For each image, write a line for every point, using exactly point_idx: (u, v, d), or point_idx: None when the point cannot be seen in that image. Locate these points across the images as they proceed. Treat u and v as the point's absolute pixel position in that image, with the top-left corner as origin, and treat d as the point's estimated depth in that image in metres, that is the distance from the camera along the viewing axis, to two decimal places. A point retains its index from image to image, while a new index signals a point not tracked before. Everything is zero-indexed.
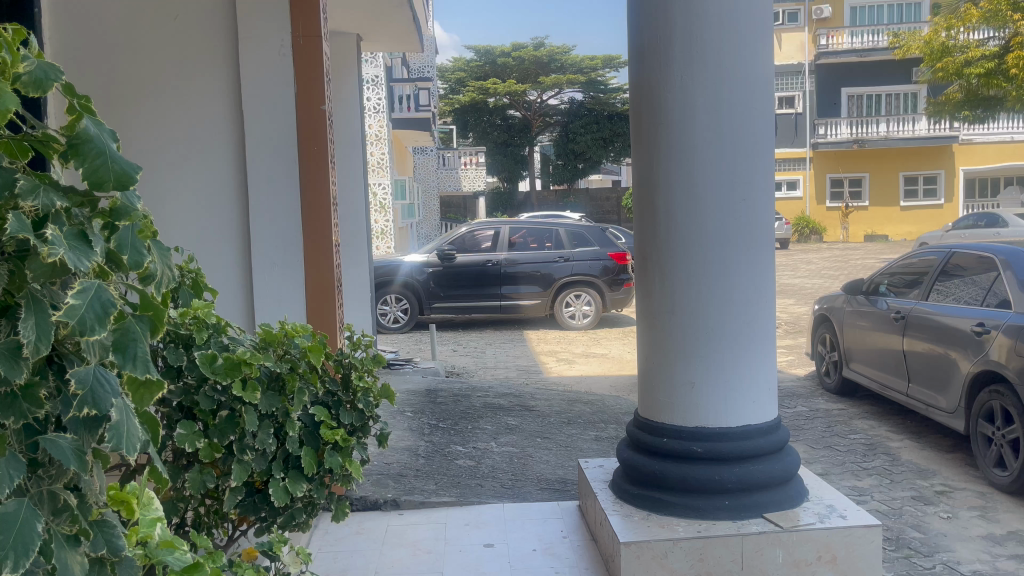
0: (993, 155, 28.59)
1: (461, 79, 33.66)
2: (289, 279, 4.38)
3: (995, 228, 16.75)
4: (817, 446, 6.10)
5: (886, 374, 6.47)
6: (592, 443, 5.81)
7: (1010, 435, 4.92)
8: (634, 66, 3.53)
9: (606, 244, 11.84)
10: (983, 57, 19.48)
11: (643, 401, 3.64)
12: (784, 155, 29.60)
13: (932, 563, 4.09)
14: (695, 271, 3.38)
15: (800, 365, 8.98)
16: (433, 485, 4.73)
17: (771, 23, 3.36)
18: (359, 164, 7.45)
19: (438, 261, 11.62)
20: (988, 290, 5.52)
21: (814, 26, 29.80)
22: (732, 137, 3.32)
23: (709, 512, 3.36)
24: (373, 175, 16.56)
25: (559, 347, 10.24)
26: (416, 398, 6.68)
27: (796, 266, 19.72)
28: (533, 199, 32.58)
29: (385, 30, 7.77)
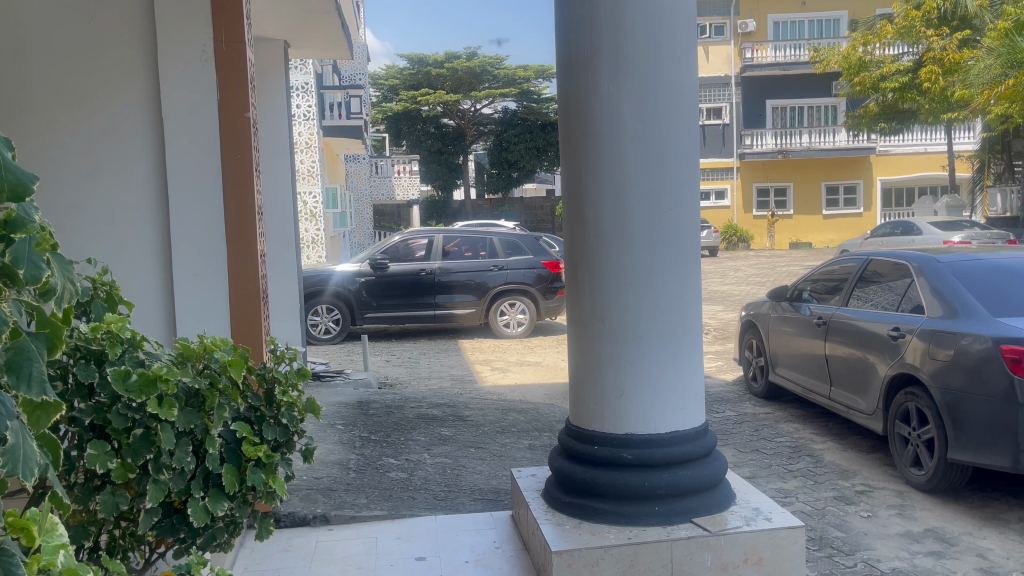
0: (907, 166, 30.02)
1: (394, 86, 33.48)
2: (213, 291, 4.26)
3: (910, 236, 17.51)
4: (745, 450, 6.23)
5: (810, 378, 6.66)
6: (525, 452, 5.83)
7: (925, 435, 5.13)
8: (562, 77, 3.56)
9: (539, 253, 11.91)
10: (898, 71, 20.74)
11: (574, 410, 3.65)
12: (712, 165, 30.37)
13: (853, 562, 4.22)
14: (622, 280, 3.41)
15: (730, 371, 9.19)
16: (365, 498, 4.65)
17: (695, 33, 3.43)
18: (288, 172, 7.29)
19: (371, 270, 11.49)
20: (903, 295, 5.74)
21: (739, 39, 30.48)
22: (657, 146, 3.37)
23: (639, 519, 3.40)
24: (304, 184, 16.20)
25: (493, 356, 10.23)
26: (347, 410, 6.56)
27: (724, 274, 20.17)
28: (467, 208, 32.62)
29: (313, 37, 7.68)
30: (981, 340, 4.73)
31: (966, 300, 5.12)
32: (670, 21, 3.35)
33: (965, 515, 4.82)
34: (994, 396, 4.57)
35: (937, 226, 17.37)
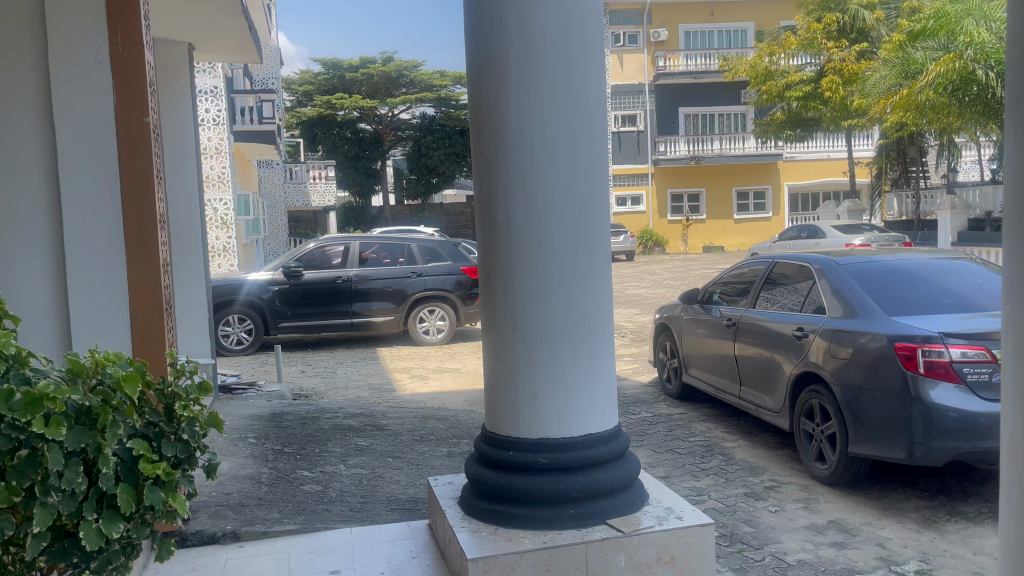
0: (812, 171, 31.39)
1: (309, 92, 33.01)
2: (112, 303, 4.09)
3: (815, 239, 18.25)
4: (660, 450, 6.36)
5: (721, 378, 6.85)
6: (443, 459, 5.80)
7: (828, 431, 5.35)
8: (473, 83, 3.55)
9: (458, 259, 11.90)
10: (802, 81, 21.72)
11: (489, 415, 3.65)
12: (628, 172, 31.01)
13: (762, 556, 4.35)
14: (535, 286, 3.43)
15: (645, 373, 9.37)
16: (277, 512, 4.53)
17: (604, 41, 3.48)
18: (195, 179, 7.07)
19: (284, 279, 11.24)
20: (806, 296, 5.97)
21: (652, 48, 31.01)
22: (567, 154, 3.40)
23: (554, 523, 3.41)
24: (213, 190, 15.77)
25: (412, 363, 10.15)
26: (260, 423, 6.38)
27: (641, 278, 20.56)
28: (385, 214, 32.31)
29: (219, 38, 7.46)
30: (877, 339, 4.96)
31: (863, 300, 5.37)
32: (579, 28, 3.39)
33: (866, 506, 5.04)
34: (889, 391, 4.81)
35: (840, 229, 18.17)
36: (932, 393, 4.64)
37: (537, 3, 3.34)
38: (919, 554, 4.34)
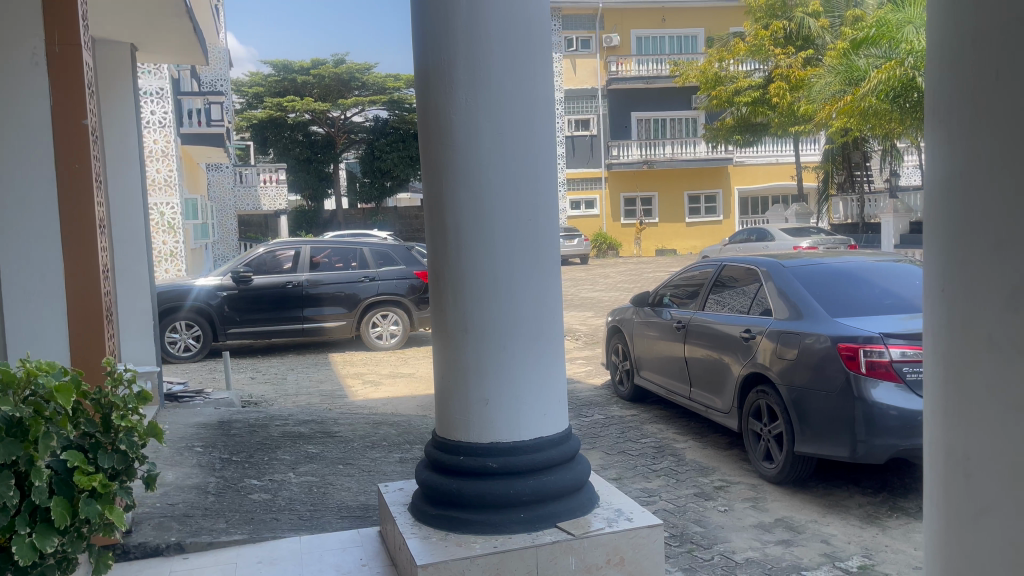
0: (761, 176, 32.04)
1: (259, 94, 32.59)
2: (49, 310, 3.98)
3: (764, 242, 18.60)
4: (612, 452, 6.40)
5: (671, 380, 6.93)
6: (395, 465, 5.75)
7: (775, 430, 5.44)
8: (421, 88, 3.53)
9: (411, 263, 11.83)
10: (750, 87, 22.20)
11: (440, 421, 3.63)
12: (582, 175, 31.22)
13: (711, 555, 4.41)
14: (485, 290, 3.42)
15: (598, 375, 9.43)
16: (224, 523, 4.45)
17: (550, 45, 3.48)
18: (138, 183, 6.92)
19: (233, 284, 11.07)
20: (753, 298, 6.07)
21: (604, 52, 31.24)
22: (516, 159, 3.40)
23: (505, 527, 3.39)
24: (159, 194, 15.45)
25: (365, 369, 10.06)
26: (208, 431, 6.25)
27: (595, 281, 20.70)
28: (338, 218, 32.00)
29: (163, 39, 7.30)
30: (821, 339, 5.07)
31: (808, 301, 5.48)
32: (526, 33, 3.39)
33: (812, 504, 5.14)
34: (833, 391, 4.91)
35: (788, 232, 18.54)
36: (874, 393, 4.76)
37: (484, 9, 3.33)
38: (862, 550, 4.44)
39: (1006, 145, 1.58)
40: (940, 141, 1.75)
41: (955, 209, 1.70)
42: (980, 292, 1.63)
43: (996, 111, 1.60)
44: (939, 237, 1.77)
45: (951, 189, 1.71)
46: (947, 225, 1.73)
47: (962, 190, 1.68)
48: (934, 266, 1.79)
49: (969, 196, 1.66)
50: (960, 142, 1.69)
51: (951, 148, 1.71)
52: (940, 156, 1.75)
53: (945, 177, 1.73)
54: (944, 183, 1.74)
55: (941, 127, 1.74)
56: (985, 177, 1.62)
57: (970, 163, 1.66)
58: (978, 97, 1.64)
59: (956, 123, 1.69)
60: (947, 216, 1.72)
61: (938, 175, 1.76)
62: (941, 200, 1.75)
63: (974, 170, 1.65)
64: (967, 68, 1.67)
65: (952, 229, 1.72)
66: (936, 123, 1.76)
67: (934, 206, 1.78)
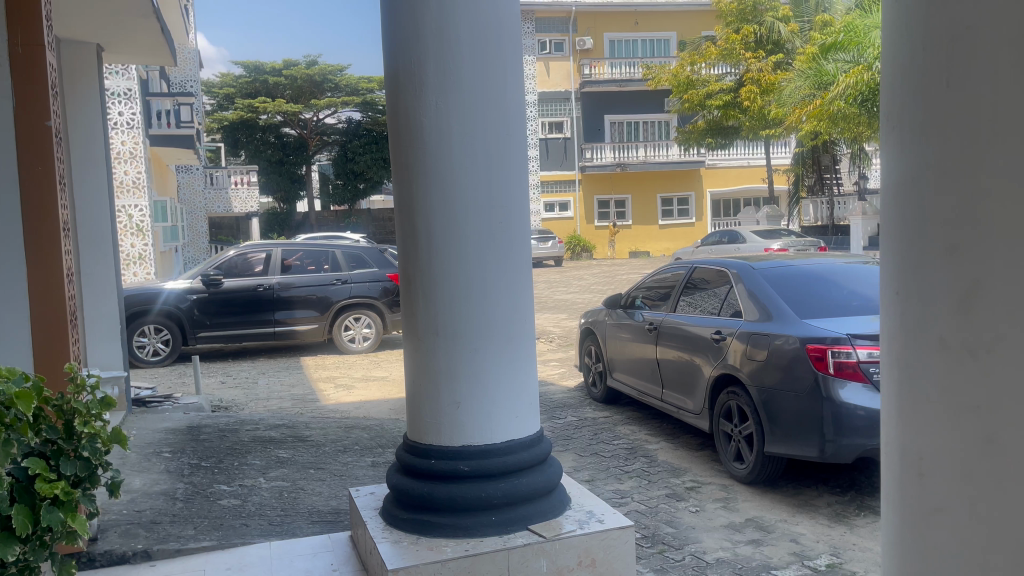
0: (733, 178, 32.39)
1: (230, 95, 32.33)
2: (11, 316, 3.90)
3: (736, 244, 18.79)
4: (585, 453, 6.42)
5: (644, 382, 6.97)
6: (367, 469, 5.73)
7: (746, 431, 5.49)
8: (390, 84, 3.35)
9: (384, 266, 11.78)
10: (721, 90, 22.47)
11: (411, 424, 3.50)
12: (555, 178, 31.31)
13: (682, 556, 4.43)
14: (455, 295, 3.28)
15: (571, 377, 9.45)
16: (192, 529, 4.39)
17: (522, 42, 3.33)
18: (105, 185, 6.82)
19: (203, 287, 10.96)
20: (724, 300, 6.12)
21: (577, 55, 31.35)
22: (489, 161, 3.25)
23: (477, 530, 3.29)
24: (128, 196, 15.25)
25: (337, 372, 10.00)
26: (176, 436, 6.18)
27: (569, 283, 20.75)
28: (311, 220, 31.80)
29: (129, 39, 7.21)
30: (790, 340, 5.13)
31: (777, 303, 5.54)
32: (498, 30, 3.23)
33: (781, 504, 5.19)
34: (802, 392, 4.97)
35: (759, 234, 18.75)
36: (841, 393, 4.82)
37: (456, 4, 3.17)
38: (830, 549, 4.49)
39: (967, 103, 1.30)
40: (890, 100, 1.47)
41: (905, 180, 1.43)
42: (931, 280, 1.37)
43: (954, 65, 1.32)
44: (887, 213, 1.49)
45: (903, 159, 1.43)
46: (897, 200, 1.45)
47: (914, 159, 1.40)
48: (886, 248, 1.51)
49: (920, 168, 1.39)
50: (909, 103, 1.41)
51: (902, 108, 1.43)
52: (889, 118, 1.48)
53: (895, 146, 1.46)
54: (895, 151, 1.46)
55: (894, 82, 1.46)
56: (944, 144, 1.34)
57: (921, 128, 1.38)
58: (936, 48, 1.36)
59: (909, 80, 1.42)
60: (898, 189, 1.45)
61: (887, 139, 1.48)
62: (893, 170, 1.47)
63: (927, 135, 1.37)
64: (917, 11, 1.40)
65: (902, 207, 1.44)
66: (888, 77, 1.48)
67: (885, 176, 1.50)
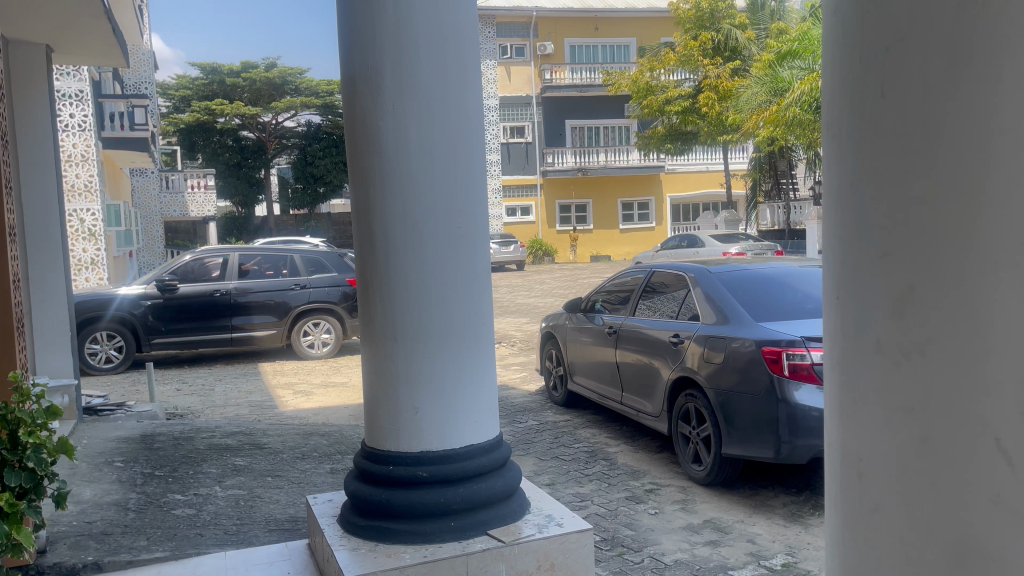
0: (692, 183, 32.87)
1: (186, 97, 31.85)
2: None
3: (695, 249, 19.04)
4: (545, 457, 6.43)
5: (604, 385, 7.01)
6: (325, 476, 5.67)
7: (703, 433, 5.56)
8: (346, 85, 3.26)
9: (343, 270, 11.69)
10: (680, 96, 22.81)
11: (368, 430, 3.40)
12: (517, 183, 31.38)
13: (641, 558, 4.47)
14: (413, 298, 3.19)
15: (532, 381, 9.47)
16: (144, 540, 4.31)
17: (481, 46, 3.26)
18: (54, 189, 6.67)
19: (158, 293, 10.77)
20: (682, 303, 6.18)
21: (538, 60, 31.42)
22: (448, 166, 3.18)
23: (436, 536, 3.19)
24: (79, 200, 14.93)
25: (296, 378, 9.89)
26: (129, 445, 6.04)
27: (531, 287, 20.80)
28: (270, 225, 31.43)
29: (81, 40, 7.05)
30: (746, 343, 5.21)
31: (734, 307, 5.61)
32: (456, 32, 3.15)
33: (738, 504, 5.26)
34: (758, 393, 5.05)
35: (717, 239, 19.02)
36: (796, 394, 4.91)
37: (413, 5, 3.09)
38: (786, 548, 4.56)
39: (900, 112, 1.32)
40: (833, 109, 1.49)
41: (845, 186, 1.45)
42: (870, 282, 1.39)
43: (889, 73, 1.34)
44: (831, 217, 1.52)
45: (844, 164, 1.46)
46: (839, 204, 1.48)
47: (853, 166, 1.43)
48: (829, 252, 1.54)
49: (858, 174, 1.42)
50: (849, 111, 1.44)
51: (844, 115, 1.45)
52: (831, 124, 1.50)
53: (836, 157, 1.48)
54: (837, 156, 1.49)
55: (833, 89, 1.49)
56: (880, 150, 1.37)
57: (860, 135, 1.41)
58: (870, 58, 1.38)
59: (848, 88, 1.44)
60: (839, 195, 1.47)
61: (830, 145, 1.51)
62: (835, 174, 1.49)
63: (865, 143, 1.40)
64: (852, 28, 1.43)
65: (843, 212, 1.46)
66: (830, 83, 1.51)
67: (829, 179, 1.52)
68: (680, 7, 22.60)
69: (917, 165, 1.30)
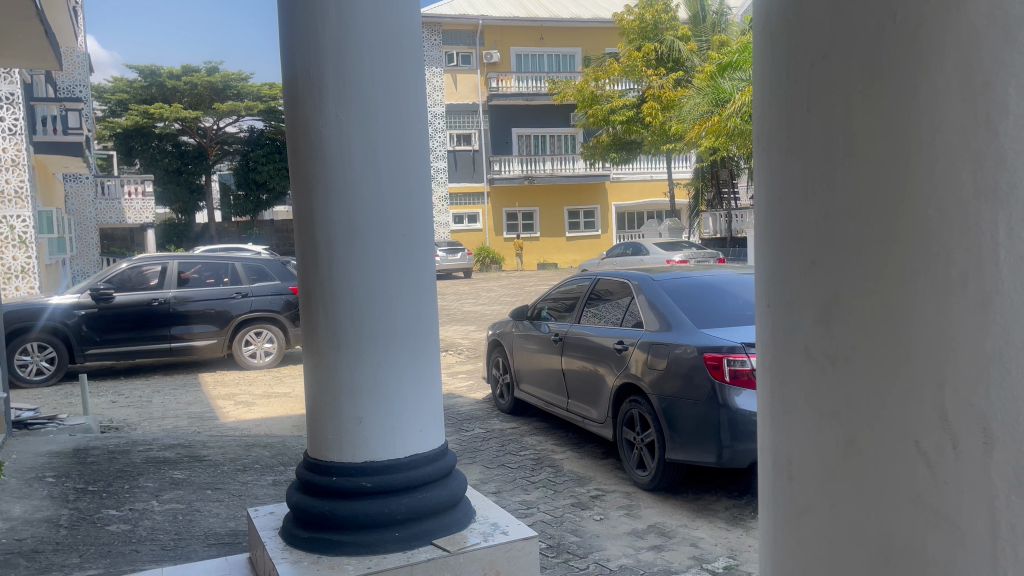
0: (636, 191, 33.40)
1: (123, 101, 31.04)
2: None
3: (640, 256, 19.31)
4: (492, 465, 6.43)
5: (550, 392, 7.03)
6: (268, 489, 5.56)
7: (647, 439, 5.62)
8: (288, 91, 3.22)
9: (287, 278, 11.52)
10: (625, 106, 23.22)
11: (311, 440, 3.34)
12: (464, 190, 31.38)
13: (586, 564, 4.49)
14: (356, 306, 3.15)
15: (479, 389, 9.46)
16: (77, 557, 4.17)
17: (425, 54, 3.25)
18: None
19: (92, 302, 10.46)
20: (626, 310, 6.25)
21: (484, 69, 31.50)
22: (392, 174, 3.15)
23: (379, 547, 3.16)
24: (9, 206, 14.46)
25: (237, 389, 9.69)
26: (61, 460, 5.84)
27: (478, 294, 20.80)
28: (211, 232, 30.80)
29: (13, 41, 6.84)
30: (689, 349, 5.29)
31: (677, 314, 5.70)
32: (400, 40, 3.14)
33: (681, 509, 5.34)
34: (700, 399, 5.13)
35: (661, 247, 19.31)
36: (737, 399, 5.01)
37: (357, 12, 3.07)
38: (727, 551, 4.64)
39: (826, 128, 1.37)
40: (764, 123, 1.54)
41: (775, 198, 1.50)
42: (797, 292, 1.44)
43: (813, 90, 1.39)
44: (762, 227, 1.56)
45: (773, 175, 1.50)
46: (770, 215, 1.52)
47: (782, 178, 1.47)
48: (761, 260, 1.58)
49: (787, 185, 1.46)
50: (778, 123, 1.48)
51: (773, 127, 1.50)
52: (762, 137, 1.55)
53: (767, 168, 1.53)
54: (767, 168, 1.54)
55: (764, 103, 1.54)
56: (807, 164, 1.41)
57: (788, 147, 1.45)
58: (797, 74, 1.42)
59: (777, 100, 1.49)
60: (771, 206, 1.52)
61: (760, 157, 1.56)
62: (767, 183, 1.54)
63: (792, 155, 1.44)
64: (780, 45, 1.48)
65: (773, 223, 1.51)
66: (761, 96, 1.55)
67: (760, 189, 1.57)
68: (624, 18, 22.99)
69: (842, 180, 1.34)
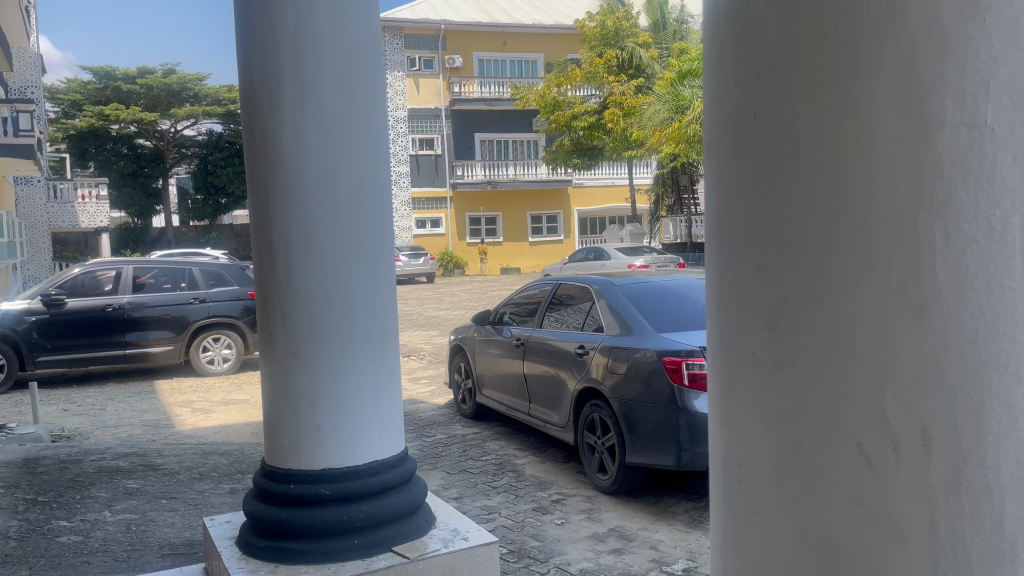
0: (598, 197, 33.68)
1: (76, 102, 30.35)
2: None
3: (601, 261, 19.47)
4: (453, 471, 6.40)
5: (511, 397, 7.04)
6: (224, 497, 5.47)
7: (607, 443, 5.65)
8: (244, 95, 3.18)
9: (245, 283, 11.36)
10: (586, 112, 23.45)
11: (269, 448, 3.30)
12: (427, 195, 31.30)
13: (546, 568, 4.50)
14: (313, 311, 3.12)
15: (441, 395, 9.42)
16: (25, 570, 4.06)
17: (383, 58, 3.23)
18: None
19: (43, 308, 10.22)
20: (587, 315, 6.29)
21: (446, 73, 31.49)
22: (350, 177, 3.13)
23: (338, 555, 3.12)
24: None
25: (194, 396, 9.52)
26: (9, 471, 5.68)
27: (441, 299, 20.74)
28: (168, 236, 30.27)
29: None
30: (648, 353, 5.34)
31: (636, 318, 5.75)
32: (358, 43, 3.12)
33: (641, 512, 5.38)
34: (660, 403, 5.18)
35: (623, 252, 19.50)
36: (695, 403, 5.07)
37: (315, 14, 3.04)
38: (686, 553, 4.69)
39: (770, 138, 1.40)
40: (712, 131, 1.56)
41: (722, 204, 1.52)
42: (745, 298, 1.46)
43: (759, 99, 1.42)
44: (711, 233, 1.59)
45: (721, 184, 1.53)
46: (718, 222, 1.54)
47: (730, 186, 1.50)
48: (711, 265, 1.60)
49: (734, 193, 1.49)
50: (727, 131, 1.50)
51: (721, 135, 1.52)
52: (710, 145, 1.57)
53: (714, 175, 1.56)
54: (715, 175, 1.56)
55: (712, 112, 1.56)
56: (754, 170, 1.43)
57: (735, 155, 1.48)
58: (745, 83, 1.45)
59: (723, 110, 1.51)
60: (719, 214, 1.54)
61: (709, 163, 1.58)
62: (715, 190, 1.56)
63: (739, 163, 1.47)
64: (727, 55, 1.50)
65: (722, 228, 1.53)
66: (709, 104, 1.58)
67: (710, 197, 1.59)
68: (585, 25, 23.21)
69: (785, 189, 1.37)
